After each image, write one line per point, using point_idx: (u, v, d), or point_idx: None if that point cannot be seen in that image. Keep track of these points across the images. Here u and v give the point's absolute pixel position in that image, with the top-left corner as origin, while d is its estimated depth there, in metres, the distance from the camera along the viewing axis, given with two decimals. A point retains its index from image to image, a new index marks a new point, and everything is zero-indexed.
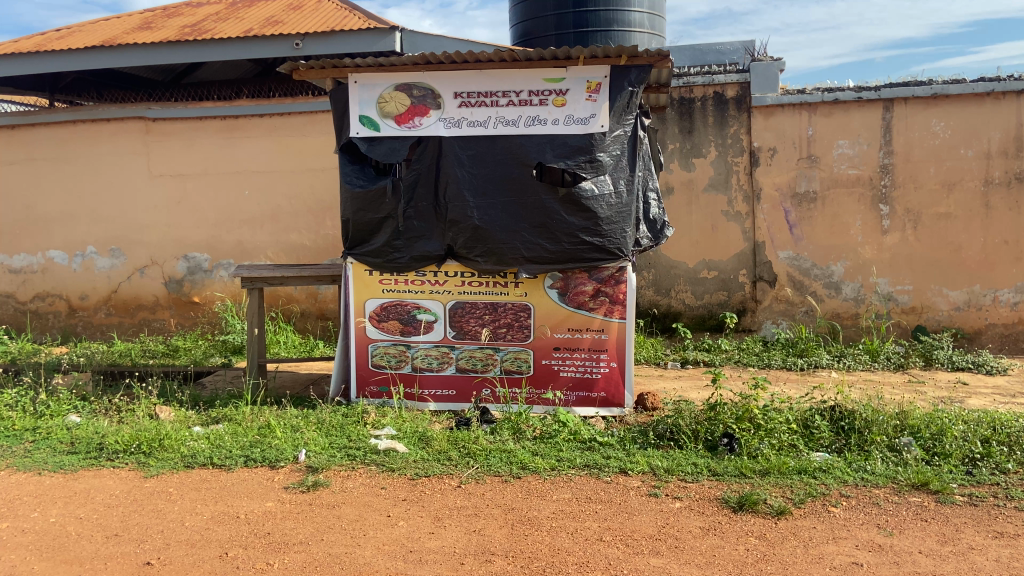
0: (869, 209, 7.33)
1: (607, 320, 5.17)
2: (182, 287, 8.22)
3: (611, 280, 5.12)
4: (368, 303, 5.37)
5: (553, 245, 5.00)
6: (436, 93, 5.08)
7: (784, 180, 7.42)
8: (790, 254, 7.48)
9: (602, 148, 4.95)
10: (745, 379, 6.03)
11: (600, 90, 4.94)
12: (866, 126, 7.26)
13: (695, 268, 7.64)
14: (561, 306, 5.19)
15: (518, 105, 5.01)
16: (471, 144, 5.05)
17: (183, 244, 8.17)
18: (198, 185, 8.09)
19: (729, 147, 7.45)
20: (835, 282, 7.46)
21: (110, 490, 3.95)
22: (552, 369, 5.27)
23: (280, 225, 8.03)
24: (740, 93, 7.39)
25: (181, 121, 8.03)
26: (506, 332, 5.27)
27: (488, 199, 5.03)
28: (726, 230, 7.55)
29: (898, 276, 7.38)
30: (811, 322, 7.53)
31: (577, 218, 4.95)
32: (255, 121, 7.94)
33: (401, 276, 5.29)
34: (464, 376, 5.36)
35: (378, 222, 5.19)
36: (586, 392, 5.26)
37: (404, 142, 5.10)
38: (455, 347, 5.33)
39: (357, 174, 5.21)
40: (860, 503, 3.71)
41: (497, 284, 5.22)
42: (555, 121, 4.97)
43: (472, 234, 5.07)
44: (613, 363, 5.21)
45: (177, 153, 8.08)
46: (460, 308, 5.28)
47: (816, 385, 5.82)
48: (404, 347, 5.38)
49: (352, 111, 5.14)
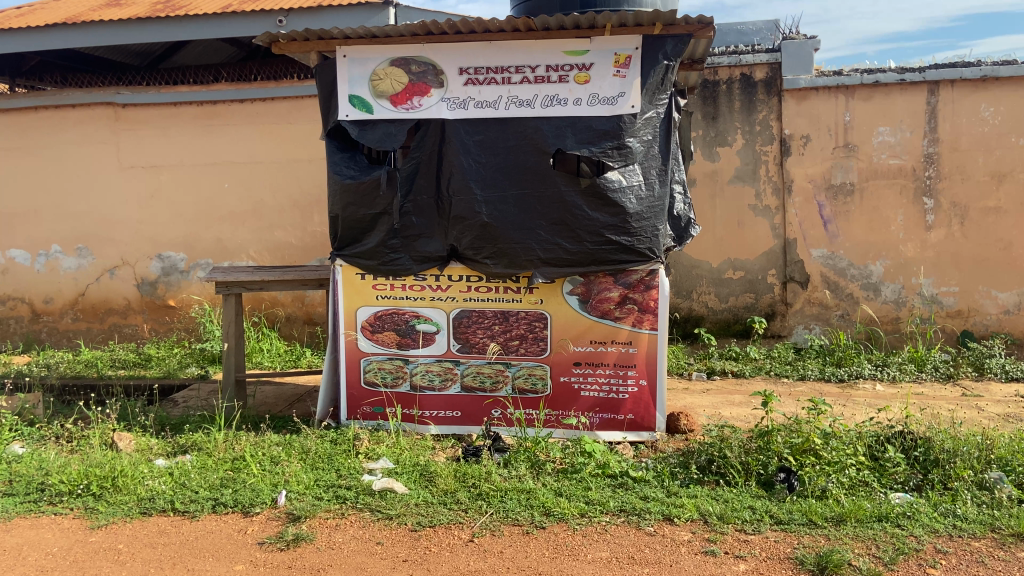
0: (912, 203, 6.66)
1: (636, 331, 4.49)
2: (155, 290, 7.50)
3: (640, 285, 4.44)
4: (359, 312, 4.67)
5: (574, 245, 4.33)
6: (438, 69, 4.36)
7: (819, 170, 6.74)
8: (824, 252, 6.80)
9: (631, 133, 4.25)
10: (799, 399, 5.27)
11: (630, 64, 4.22)
12: (909, 111, 6.59)
13: (720, 267, 6.96)
14: (582, 315, 4.50)
15: (534, 82, 4.28)
16: (479, 128, 4.35)
17: (156, 242, 7.45)
18: (172, 177, 7.36)
19: (758, 135, 6.78)
20: (874, 283, 6.78)
21: (46, 547, 3.25)
22: (572, 388, 4.57)
23: (263, 221, 7.32)
24: (770, 75, 6.71)
25: (153, 107, 7.30)
26: (519, 345, 4.58)
27: (499, 191, 4.35)
28: (754, 227, 6.87)
29: (943, 276, 6.72)
30: (848, 327, 6.85)
31: (602, 214, 4.29)
32: (236, 107, 7.21)
33: (398, 281, 4.60)
34: (470, 396, 4.67)
35: (372, 219, 4.51)
36: (611, 414, 4.56)
37: (402, 127, 4.40)
38: (460, 362, 4.64)
39: (346, 163, 4.52)
40: (963, 563, 3.04)
41: (508, 289, 4.53)
42: (577, 100, 4.26)
43: (480, 233, 4.39)
44: (643, 381, 4.52)
45: (150, 143, 7.34)
46: (466, 317, 4.60)
47: (875, 406, 5.11)
48: (402, 361, 4.69)
49: (340, 91, 4.43)
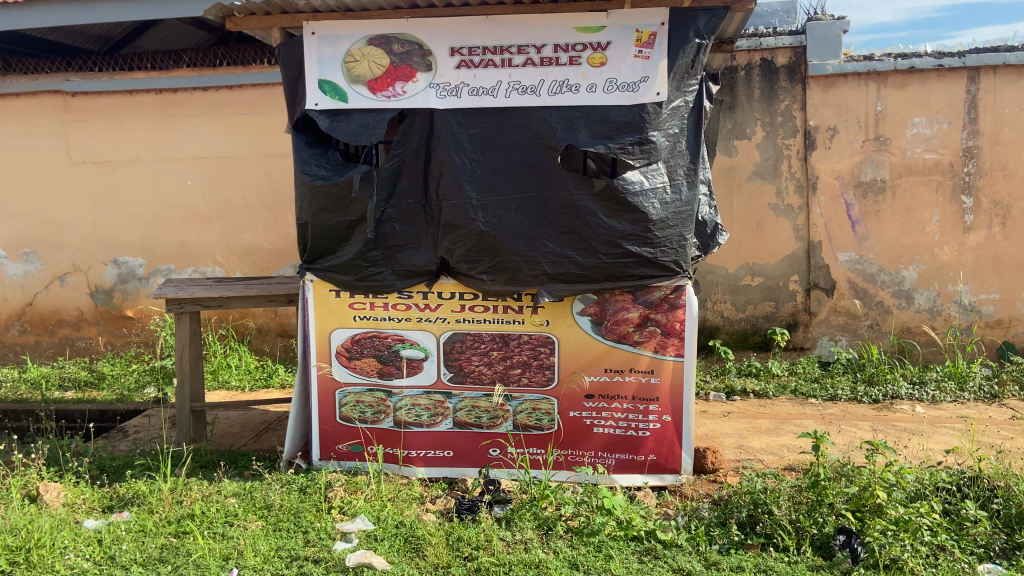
0: (949, 201, 6.03)
1: (659, 357, 3.82)
2: (111, 299, 6.77)
3: (663, 304, 3.78)
4: (333, 336, 3.99)
5: (586, 259, 3.68)
6: (424, 48, 3.66)
7: (847, 166, 6.09)
8: (851, 255, 6.16)
9: (656, 125, 3.58)
10: (851, 440, 4.63)
11: (655, 42, 3.53)
12: (947, 100, 5.94)
13: (736, 273, 6.31)
14: (595, 340, 3.84)
15: (540, 64, 3.59)
16: (475, 119, 3.66)
17: (110, 246, 6.71)
18: (128, 174, 6.62)
19: (780, 126, 6.12)
20: (906, 291, 6.15)
21: None
22: (583, 424, 3.90)
23: (230, 223, 6.59)
24: (794, 60, 6.05)
25: (106, 96, 6.55)
26: (521, 374, 3.91)
27: (498, 194, 3.68)
28: (775, 228, 6.22)
29: (982, 282, 6.09)
30: (877, 338, 6.22)
31: (619, 221, 3.63)
32: (198, 95, 6.47)
33: (379, 299, 3.93)
34: (464, 433, 3.99)
35: (347, 227, 3.82)
36: (629, 454, 3.89)
37: (381, 118, 3.70)
38: (451, 394, 3.97)
39: (317, 161, 3.82)
40: None
41: (509, 309, 3.86)
42: (591, 86, 3.57)
43: (475, 243, 3.72)
44: (667, 416, 3.86)
45: (103, 136, 6.60)
46: (458, 342, 3.92)
47: (935, 444, 4.46)
48: (384, 394, 4.01)
49: (308, 75, 3.72)
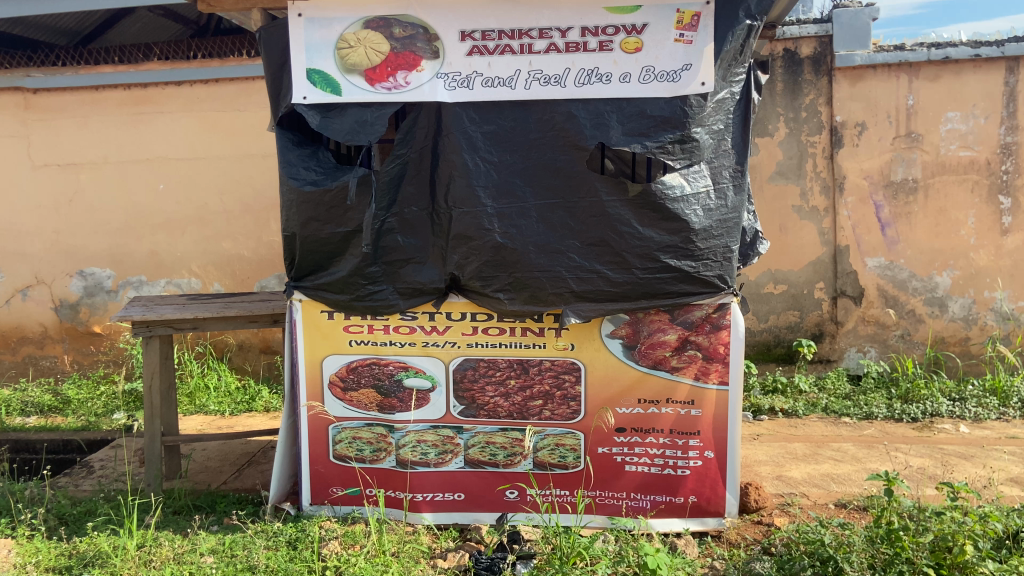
0: (986, 202, 5.60)
1: (700, 386, 3.34)
2: (78, 314, 6.21)
3: (705, 325, 3.30)
4: (326, 363, 3.48)
5: (619, 275, 3.20)
6: (430, 32, 3.15)
7: (876, 164, 5.65)
8: (880, 261, 5.73)
9: (699, 121, 3.11)
10: (903, 472, 4.17)
11: (699, 24, 3.05)
12: (984, 93, 5.51)
13: (758, 281, 5.86)
14: (628, 366, 3.36)
15: (565, 50, 3.10)
16: (489, 115, 3.18)
17: (76, 257, 6.15)
18: (95, 178, 6.06)
19: (804, 122, 5.67)
20: (940, 298, 5.72)
21: None
22: (614, 462, 3.43)
23: (208, 230, 6.05)
24: (819, 50, 5.61)
25: (69, 92, 5.99)
26: (543, 406, 3.42)
27: (516, 201, 3.19)
28: (799, 232, 5.78)
29: (1021, 289, 5.67)
30: (909, 349, 5.79)
31: (656, 231, 3.15)
32: (171, 91, 5.93)
33: (379, 322, 3.43)
34: (477, 473, 3.50)
35: (342, 239, 3.31)
36: (666, 496, 3.43)
37: (380, 114, 3.19)
38: (462, 429, 3.47)
39: (305, 164, 3.32)
40: None
41: (528, 332, 3.37)
42: (625, 76, 3.09)
43: (490, 258, 3.23)
44: (709, 453, 3.38)
45: (67, 136, 6.03)
46: (470, 370, 3.43)
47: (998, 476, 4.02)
48: (385, 429, 3.51)
49: (295, 64, 3.21)
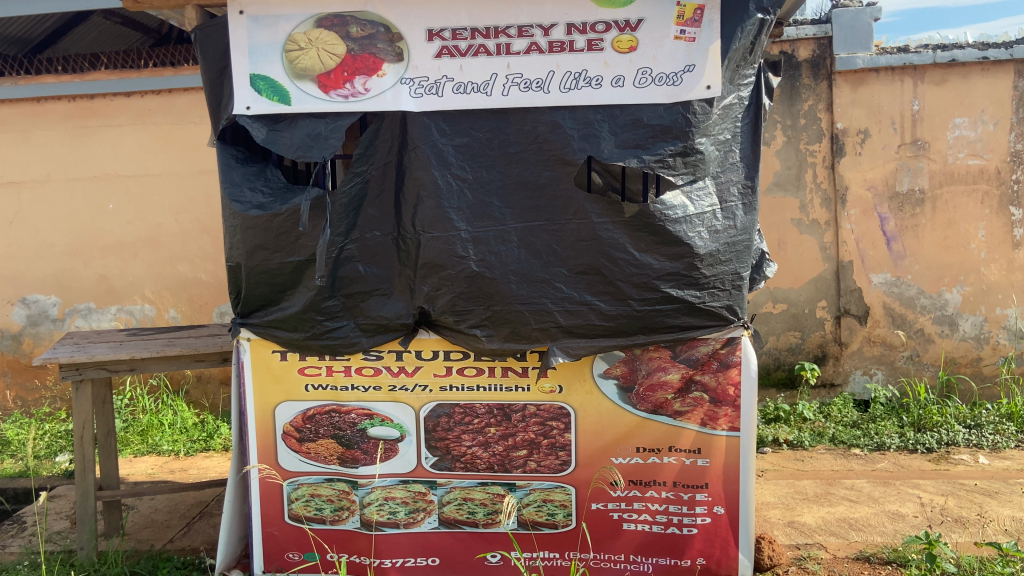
0: (997, 214, 5.24)
1: (707, 432, 2.92)
2: (21, 345, 5.71)
3: (712, 362, 2.88)
4: (279, 412, 3.04)
5: (613, 308, 2.78)
6: (391, 30, 2.72)
7: (880, 174, 5.28)
8: (886, 277, 5.35)
9: (703, 131, 2.71)
10: (927, 516, 3.77)
11: (703, 19, 2.64)
12: (993, 97, 5.16)
13: (755, 300, 5.47)
14: (624, 411, 2.93)
15: (548, 50, 2.68)
16: (461, 125, 2.76)
17: (19, 283, 5.66)
18: (38, 197, 5.57)
19: (803, 130, 5.30)
20: (949, 316, 5.36)
21: None
22: (610, 519, 3.00)
23: (162, 252, 5.57)
24: (817, 53, 5.25)
25: (9, 105, 5.51)
26: (528, 458, 2.99)
27: (494, 224, 2.77)
28: (799, 247, 5.39)
29: None
30: (917, 371, 5.42)
31: (656, 257, 2.74)
32: (120, 102, 5.46)
33: (338, 363, 2.98)
34: (454, 534, 3.06)
35: (294, 269, 2.87)
36: (670, 558, 3.01)
37: (336, 125, 2.76)
38: (436, 484, 3.03)
39: (251, 183, 2.87)
40: None
41: (510, 373, 2.94)
42: (618, 79, 2.67)
43: (465, 289, 2.80)
44: (718, 508, 2.96)
45: (7, 152, 5.55)
46: (444, 417, 2.99)
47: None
48: (347, 485, 3.06)
49: (236, 68, 2.77)
